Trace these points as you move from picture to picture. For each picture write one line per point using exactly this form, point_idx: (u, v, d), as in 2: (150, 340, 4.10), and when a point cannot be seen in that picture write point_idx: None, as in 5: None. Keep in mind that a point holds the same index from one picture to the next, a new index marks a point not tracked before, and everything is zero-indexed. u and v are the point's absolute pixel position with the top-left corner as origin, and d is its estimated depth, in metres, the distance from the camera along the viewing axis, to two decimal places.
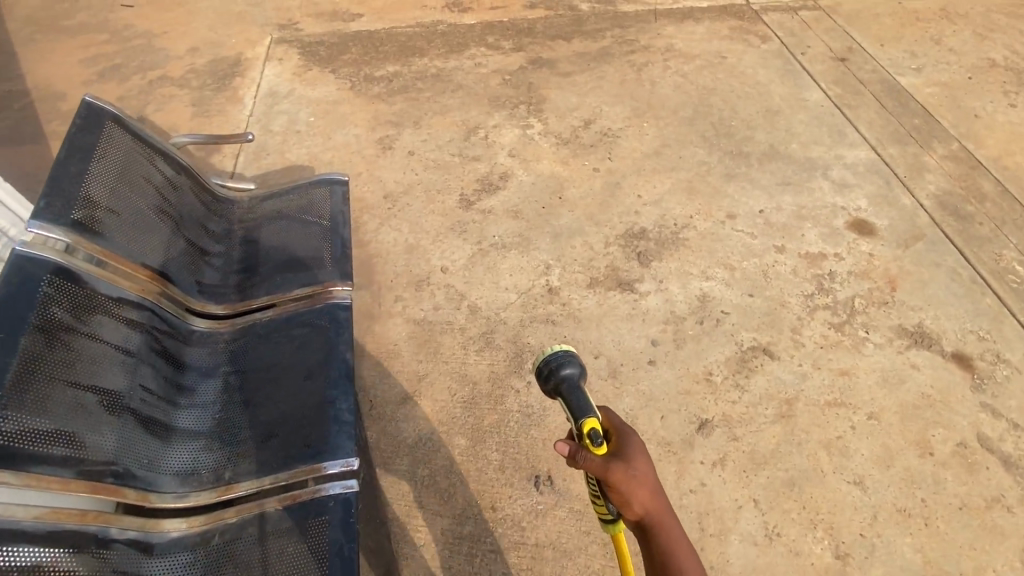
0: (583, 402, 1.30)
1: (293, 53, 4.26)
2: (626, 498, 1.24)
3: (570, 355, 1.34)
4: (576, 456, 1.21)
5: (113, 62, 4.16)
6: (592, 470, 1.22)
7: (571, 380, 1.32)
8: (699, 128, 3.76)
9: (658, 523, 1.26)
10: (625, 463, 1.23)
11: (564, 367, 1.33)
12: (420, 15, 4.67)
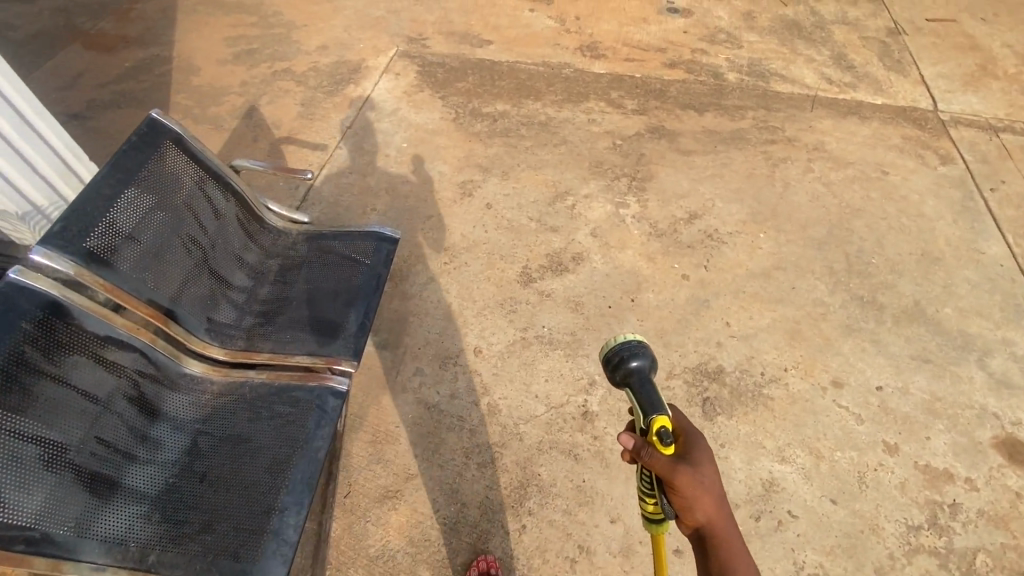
0: (652, 397, 1.26)
1: (411, 70, 4.19)
2: (689, 500, 1.21)
3: (641, 349, 1.27)
4: (643, 452, 1.18)
5: (250, 46, 4.36)
6: (660, 470, 1.20)
7: (640, 373, 1.28)
8: (827, 255, 3.10)
9: (716, 531, 1.24)
10: (693, 466, 1.21)
11: (636, 360, 1.28)
12: (549, 53, 4.42)
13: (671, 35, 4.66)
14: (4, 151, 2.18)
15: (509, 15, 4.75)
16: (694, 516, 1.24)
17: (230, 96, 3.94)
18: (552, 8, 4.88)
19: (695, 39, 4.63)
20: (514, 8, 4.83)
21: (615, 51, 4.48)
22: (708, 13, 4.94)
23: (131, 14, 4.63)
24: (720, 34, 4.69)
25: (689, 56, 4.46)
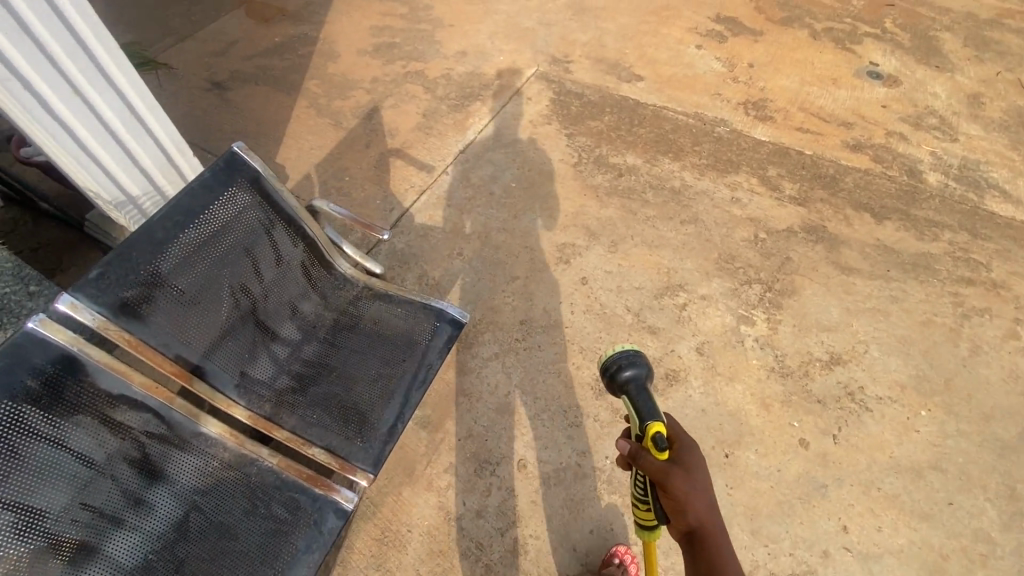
0: (648, 405, 1.35)
1: (544, 96, 3.82)
2: (680, 503, 1.27)
3: (638, 358, 1.37)
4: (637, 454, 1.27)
5: (392, 39, 4.25)
6: (651, 474, 1.28)
7: (636, 380, 1.37)
8: (1009, 471, 2.31)
9: (709, 537, 1.27)
10: (683, 470, 1.28)
11: (631, 367, 1.37)
12: (705, 103, 3.81)
13: (863, 107, 3.82)
14: (106, 140, 2.16)
15: (670, 50, 4.20)
16: (686, 522, 1.29)
17: (357, 92, 3.85)
18: (722, 49, 4.23)
19: (892, 118, 3.76)
20: (677, 43, 4.27)
21: (787, 114, 3.76)
22: (918, 87, 4.00)
23: None
24: (928, 118, 3.77)
25: (880, 140, 3.62)
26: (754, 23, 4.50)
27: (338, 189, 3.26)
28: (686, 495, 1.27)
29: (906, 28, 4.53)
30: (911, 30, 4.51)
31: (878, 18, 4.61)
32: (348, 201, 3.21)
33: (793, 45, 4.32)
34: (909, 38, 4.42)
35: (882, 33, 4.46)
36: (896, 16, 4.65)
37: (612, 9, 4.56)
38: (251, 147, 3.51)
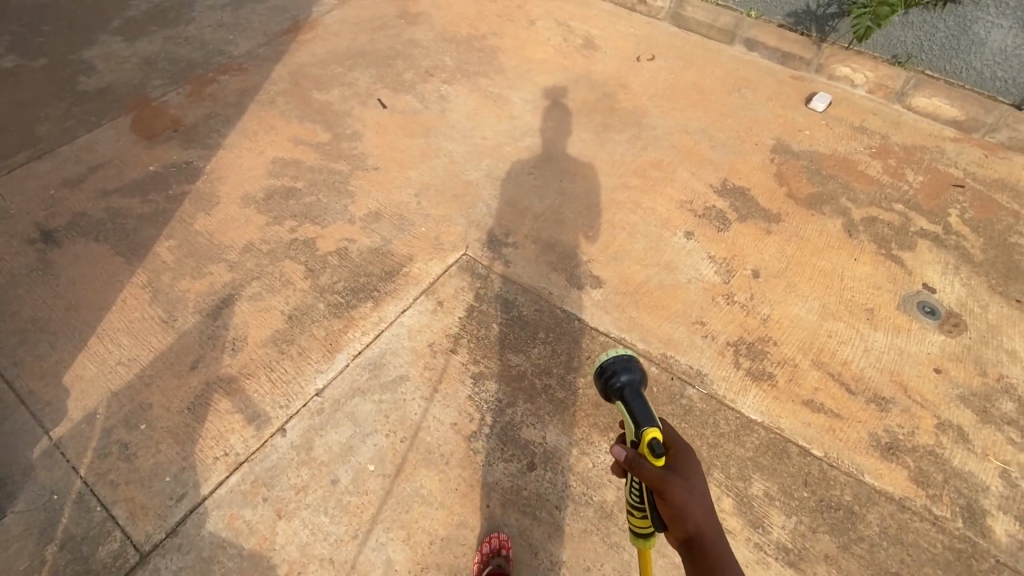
0: (643, 411, 1.39)
1: (460, 301, 2.82)
2: (679, 511, 1.30)
3: (632, 360, 1.45)
4: (638, 462, 1.32)
5: (294, 183, 3.34)
6: (649, 481, 1.31)
7: (633, 386, 1.45)
8: None
9: (708, 543, 1.29)
10: (681, 476, 1.33)
11: (627, 373, 1.45)
12: (680, 338, 2.74)
13: (906, 369, 2.69)
14: None
15: (648, 237, 3.18)
16: (685, 529, 1.31)
17: (217, 266, 2.92)
18: (720, 242, 3.17)
19: (948, 396, 2.61)
20: (660, 225, 3.24)
21: (792, 371, 2.65)
22: (990, 338, 2.85)
23: (208, 92, 3.92)
24: (1003, 401, 2.61)
25: (926, 438, 2.48)
26: (769, 200, 3.42)
27: (124, 446, 2.30)
28: (684, 502, 1.31)
29: (979, 228, 3.36)
30: (987, 232, 3.34)
31: (940, 208, 3.46)
32: (128, 471, 2.24)
33: (819, 242, 3.21)
34: (982, 246, 3.27)
35: (944, 234, 3.31)
36: (964, 205, 3.49)
37: (585, 162, 3.57)
38: (43, 347, 2.59)
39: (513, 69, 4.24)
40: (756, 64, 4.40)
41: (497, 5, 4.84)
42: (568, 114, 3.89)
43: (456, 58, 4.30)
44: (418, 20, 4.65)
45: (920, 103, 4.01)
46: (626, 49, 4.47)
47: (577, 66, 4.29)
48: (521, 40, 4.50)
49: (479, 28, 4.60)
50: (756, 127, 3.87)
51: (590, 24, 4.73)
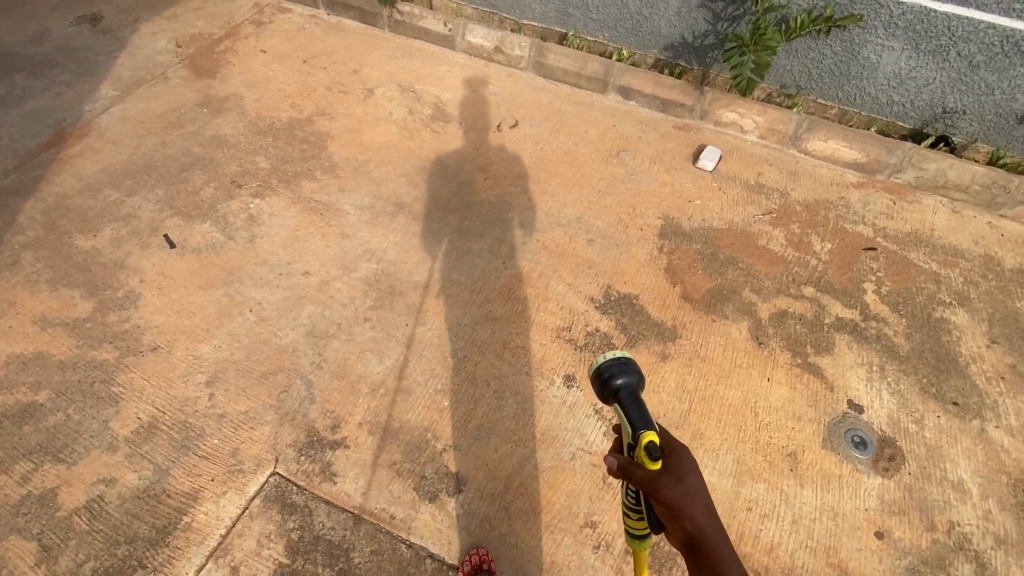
0: (635, 407, 1.14)
1: (264, 559, 2.04)
2: (675, 517, 1.02)
3: (625, 356, 1.15)
4: (627, 470, 1.05)
5: (34, 396, 2.43)
6: (639, 484, 1.05)
7: (629, 388, 1.17)
8: None
9: (720, 558, 0.99)
10: (676, 476, 1.05)
11: (621, 370, 1.18)
12: (565, 556, 2.08)
13: (844, 541, 2.16)
14: None
15: (519, 393, 2.48)
16: (686, 537, 1.02)
17: None
18: None
19: (896, 573, 2.10)
20: (533, 371, 2.56)
21: None
22: (932, 467, 2.37)
23: None
24: (960, 565, 2.13)
25: None
26: (662, 309, 2.83)
27: None
28: (681, 507, 1.02)
29: (899, 304, 2.91)
30: (908, 310, 2.89)
31: (854, 284, 2.98)
32: None
33: (724, 361, 2.64)
34: (906, 330, 2.80)
35: (863, 321, 2.83)
36: (879, 274, 3.03)
37: (435, 289, 2.83)
38: None
39: (344, 162, 3.42)
40: (634, 116, 3.83)
41: (326, 73, 4.00)
42: (415, 220, 3.15)
43: (271, 155, 3.43)
44: (225, 107, 3.73)
45: (817, 147, 3.53)
46: (483, 117, 3.77)
47: (426, 148, 3.55)
48: (355, 119, 3.70)
49: (302, 108, 3.74)
50: (639, 205, 3.29)
51: (439, 85, 3.99)
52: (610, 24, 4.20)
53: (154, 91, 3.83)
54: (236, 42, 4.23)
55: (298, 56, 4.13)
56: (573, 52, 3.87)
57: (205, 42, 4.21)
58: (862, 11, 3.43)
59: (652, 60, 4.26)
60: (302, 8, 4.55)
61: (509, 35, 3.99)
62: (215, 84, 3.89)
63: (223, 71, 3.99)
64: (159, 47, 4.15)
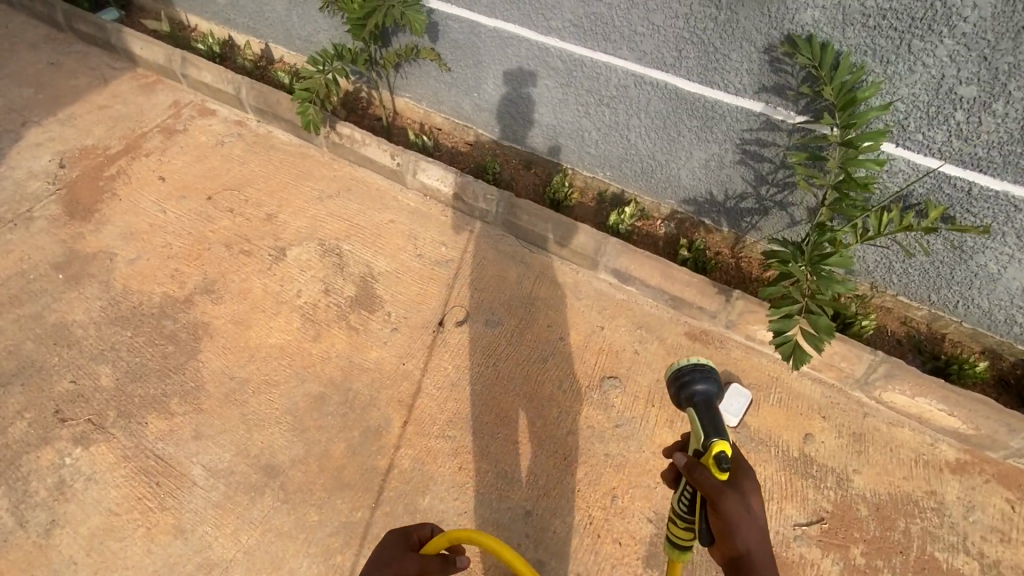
0: (709, 420, 1.39)
1: None
2: (727, 527, 1.22)
3: (711, 369, 1.46)
4: (693, 468, 1.29)
5: None
6: (701, 486, 1.27)
7: (706, 396, 1.44)
8: None
9: (756, 566, 1.18)
10: (736, 490, 1.25)
11: (703, 382, 1.46)
12: None
13: None
14: None
15: None
16: (732, 548, 1.21)
17: None
18: None
19: None
20: None
21: None
22: None
23: None
24: None
25: None
26: None
27: None
28: (735, 519, 1.22)
29: None
30: None
31: None
32: None
33: None
34: None
35: None
36: None
37: None
38: None
39: (215, 384, 2.46)
40: (633, 313, 2.75)
41: (232, 219, 3.05)
42: (286, 502, 2.17)
43: (120, 366, 2.51)
44: (87, 272, 2.82)
45: (897, 400, 2.41)
46: (421, 305, 2.75)
47: (333, 359, 2.55)
48: (249, 303, 2.73)
49: (184, 280, 2.80)
50: (621, 492, 2.23)
51: (375, 245, 2.99)
52: (615, 161, 3.12)
53: (7, 238, 2.95)
54: (135, 162, 3.32)
55: (205, 188, 3.20)
56: (556, 217, 2.87)
57: (95, 161, 3.31)
58: (987, 215, 2.27)
59: (670, 210, 3.19)
60: (229, 110, 3.58)
61: (474, 181, 3.00)
62: (88, 231, 2.99)
63: (102, 210, 3.08)
64: (36, 166, 3.27)
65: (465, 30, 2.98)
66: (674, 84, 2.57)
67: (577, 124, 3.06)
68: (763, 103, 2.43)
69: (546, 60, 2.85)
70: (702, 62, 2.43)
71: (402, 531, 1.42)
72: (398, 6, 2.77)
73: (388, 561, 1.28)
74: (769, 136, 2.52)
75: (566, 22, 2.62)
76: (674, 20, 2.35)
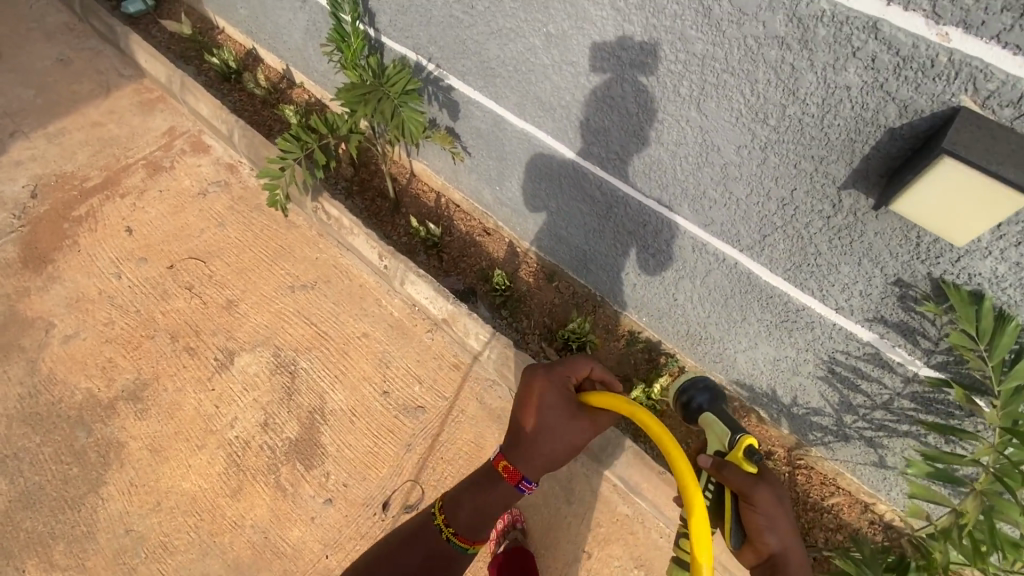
0: (728, 424, 1.44)
1: None
2: (761, 522, 1.29)
3: (710, 382, 1.58)
4: (727, 469, 1.31)
5: None
6: (738, 485, 1.29)
7: (710, 405, 1.53)
8: None
9: (788, 559, 1.29)
10: (768, 484, 1.31)
11: (706, 394, 1.56)
12: None
13: None
14: None
15: None
16: (765, 545, 1.30)
17: None
18: None
19: None
20: None
21: None
22: None
23: None
24: None
25: None
26: None
27: None
28: (769, 514, 1.29)
29: None
30: None
31: None
32: None
33: None
34: None
35: None
36: None
37: None
38: None
39: (107, 537, 2.06)
40: (634, 540, 2.11)
41: (188, 301, 2.60)
42: None
43: (16, 486, 2.15)
44: (17, 346, 2.47)
45: None
46: (370, 473, 2.22)
47: (246, 531, 2.08)
48: (174, 426, 2.29)
49: (114, 378, 2.39)
50: None
51: (338, 367, 2.44)
52: (653, 311, 2.40)
53: None
54: (108, 203, 2.91)
55: (170, 251, 2.75)
56: None
57: (67, 195, 2.92)
58: None
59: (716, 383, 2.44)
60: (225, 149, 3.09)
61: (466, 314, 2.40)
62: (34, 287, 2.63)
63: (57, 262, 2.71)
64: (7, 191, 2.92)
65: (487, 121, 2.29)
66: (746, 267, 1.81)
67: (612, 259, 2.35)
68: (877, 335, 1.64)
69: (582, 184, 2.14)
70: (794, 260, 1.65)
71: (561, 376, 1.56)
72: (393, 94, 2.19)
73: (564, 423, 1.50)
74: (873, 371, 1.74)
75: (612, 153, 1.88)
76: (764, 200, 1.57)
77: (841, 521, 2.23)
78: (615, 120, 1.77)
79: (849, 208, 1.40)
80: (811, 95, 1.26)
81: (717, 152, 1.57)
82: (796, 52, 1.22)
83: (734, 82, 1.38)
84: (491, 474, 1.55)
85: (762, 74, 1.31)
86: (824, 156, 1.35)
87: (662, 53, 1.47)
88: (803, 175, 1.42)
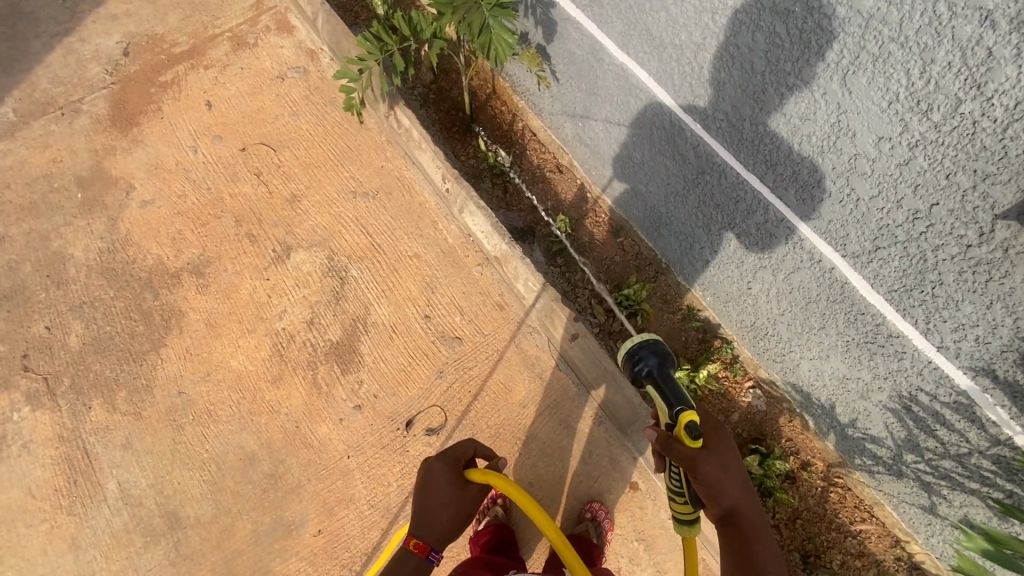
0: (673, 394, 1.44)
1: None
2: (711, 489, 1.34)
3: (655, 344, 1.49)
4: (671, 445, 1.35)
5: None
6: (683, 460, 1.34)
7: (658, 370, 1.47)
8: None
9: (743, 516, 1.35)
10: (712, 454, 1.36)
11: (654, 357, 1.48)
12: None
13: None
14: None
15: None
16: (720, 506, 1.36)
17: None
18: None
19: None
20: None
21: None
22: None
23: None
24: None
25: None
26: None
27: None
28: (718, 483, 1.35)
29: None
30: None
31: None
32: None
33: None
34: None
35: None
36: None
37: None
38: None
39: (162, 393, 2.26)
40: (641, 514, 2.13)
41: (254, 187, 2.63)
42: (174, 562, 2.06)
43: (92, 330, 2.37)
44: (101, 201, 2.61)
45: None
46: (399, 389, 2.28)
47: (281, 417, 2.23)
48: (229, 306, 2.41)
49: (182, 249, 2.51)
50: None
51: (386, 282, 2.44)
52: (718, 292, 2.20)
53: (49, 129, 2.76)
54: (192, 73, 2.90)
55: (244, 134, 2.75)
56: (597, 356, 2.18)
57: (156, 58, 2.93)
58: None
59: (769, 379, 2.25)
60: (308, 33, 2.97)
61: (518, 258, 2.31)
62: (120, 147, 2.73)
63: (141, 126, 2.78)
64: (102, 45, 2.95)
65: (584, 47, 2.03)
66: (842, 276, 1.57)
67: (689, 228, 2.12)
68: (979, 386, 1.43)
69: (676, 141, 1.88)
70: (905, 282, 1.42)
71: (447, 458, 1.65)
72: (484, 5, 2.00)
73: (452, 498, 1.59)
74: (958, 422, 1.54)
75: (719, 113, 1.62)
76: (891, 208, 1.32)
77: (865, 549, 2.08)
78: (732, 75, 1.50)
79: (1000, 240, 1.18)
80: (1003, 93, 1.00)
81: (849, 139, 1.30)
82: (1001, 32, 0.95)
83: (902, 56, 1.10)
84: (402, 557, 1.53)
85: (944, 53, 1.04)
86: (992, 174, 1.11)
87: (817, 2, 1.18)
88: (954, 189, 1.18)
